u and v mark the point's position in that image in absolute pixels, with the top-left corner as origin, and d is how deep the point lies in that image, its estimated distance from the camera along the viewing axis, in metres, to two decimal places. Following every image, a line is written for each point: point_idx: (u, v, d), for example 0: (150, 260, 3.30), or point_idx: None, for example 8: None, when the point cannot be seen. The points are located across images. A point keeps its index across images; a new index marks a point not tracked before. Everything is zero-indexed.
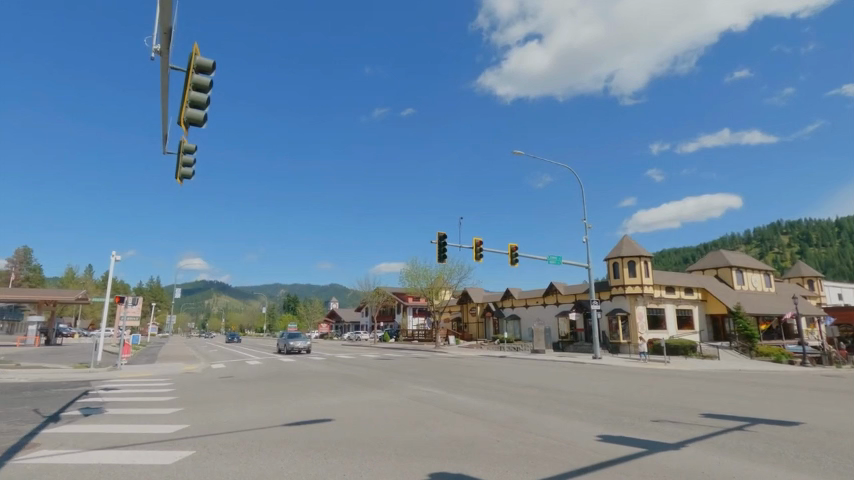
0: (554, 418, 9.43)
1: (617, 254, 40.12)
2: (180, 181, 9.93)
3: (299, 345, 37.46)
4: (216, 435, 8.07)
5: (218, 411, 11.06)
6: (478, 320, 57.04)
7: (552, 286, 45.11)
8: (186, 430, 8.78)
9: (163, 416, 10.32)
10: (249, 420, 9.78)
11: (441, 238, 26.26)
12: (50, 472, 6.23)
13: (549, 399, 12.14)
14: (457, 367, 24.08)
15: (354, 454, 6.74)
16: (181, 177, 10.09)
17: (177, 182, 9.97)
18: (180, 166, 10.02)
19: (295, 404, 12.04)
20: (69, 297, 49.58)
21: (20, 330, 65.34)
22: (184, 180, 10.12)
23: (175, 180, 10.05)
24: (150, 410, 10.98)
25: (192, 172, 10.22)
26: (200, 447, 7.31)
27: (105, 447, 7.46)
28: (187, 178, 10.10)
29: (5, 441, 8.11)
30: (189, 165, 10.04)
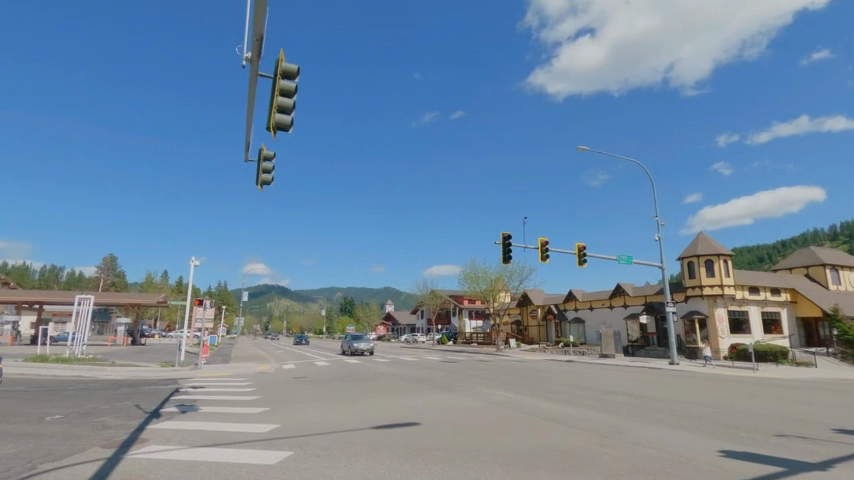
0: (658, 429, 8.66)
1: (691, 253, 37.58)
2: (261, 187, 10.14)
3: (362, 347, 38.06)
4: (309, 437, 8.11)
5: (302, 411, 11.21)
6: (539, 323, 55.49)
7: (619, 288, 43.00)
8: (278, 429, 8.93)
9: (252, 415, 10.59)
10: (335, 421, 9.81)
11: (506, 238, 25.69)
12: (164, 468, 6.42)
13: (642, 407, 11.30)
14: (526, 371, 23.29)
15: (454, 461, 6.46)
16: (261, 183, 10.27)
17: (258, 187, 10.17)
18: (261, 172, 10.25)
19: (373, 406, 11.98)
20: (151, 301, 53.43)
21: (109, 331, 71.38)
22: (264, 186, 10.32)
23: (256, 186, 10.25)
24: (239, 409, 11.35)
25: (272, 178, 10.38)
26: (298, 448, 7.34)
27: (208, 445, 7.69)
28: (267, 184, 10.28)
29: (117, 435, 8.56)
30: (269, 171, 10.27)
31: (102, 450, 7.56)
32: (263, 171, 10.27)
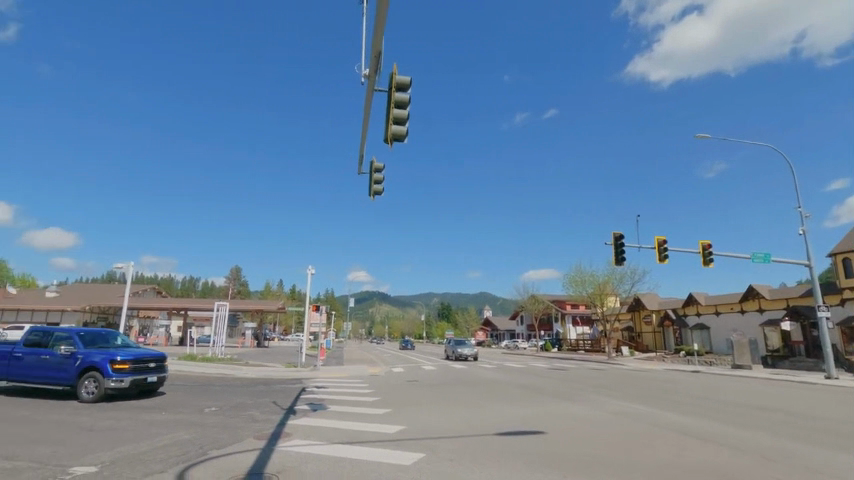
0: (834, 454, 7.39)
1: (847, 248, 31.98)
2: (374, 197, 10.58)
3: (466, 352, 38.09)
4: (436, 440, 8.22)
5: (423, 414, 11.46)
6: (654, 330, 51.10)
7: (752, 290, 38.02)
8: (405, 431, 9.20)
9: (377, 416, 11.06)
10: (457, 426, 9.86)
11: (617, 238, 24.08)
12: (312, 463, 6.89)
13: (804, 427, 9.76)
14: (649, 381, 21.47)
15: (595, 474, 6.09)
16: (373, 193, 10.67)
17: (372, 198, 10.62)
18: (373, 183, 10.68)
19: (492, 412, 11.84)
20: (272, 307, 58.79)
21: (237, 334, 79.94)
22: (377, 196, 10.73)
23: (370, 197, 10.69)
24: (364, 409, 11.93)
25: (383, 187, 10.77)
26: (429, 450, 7.47)
27: (344, 442, 8.16)
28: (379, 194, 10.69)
29: (265, 428, 9.45)
30: (380, 181, 10.66)
31: (255, 440, 8.37)
32: (374, 181, 10.66)
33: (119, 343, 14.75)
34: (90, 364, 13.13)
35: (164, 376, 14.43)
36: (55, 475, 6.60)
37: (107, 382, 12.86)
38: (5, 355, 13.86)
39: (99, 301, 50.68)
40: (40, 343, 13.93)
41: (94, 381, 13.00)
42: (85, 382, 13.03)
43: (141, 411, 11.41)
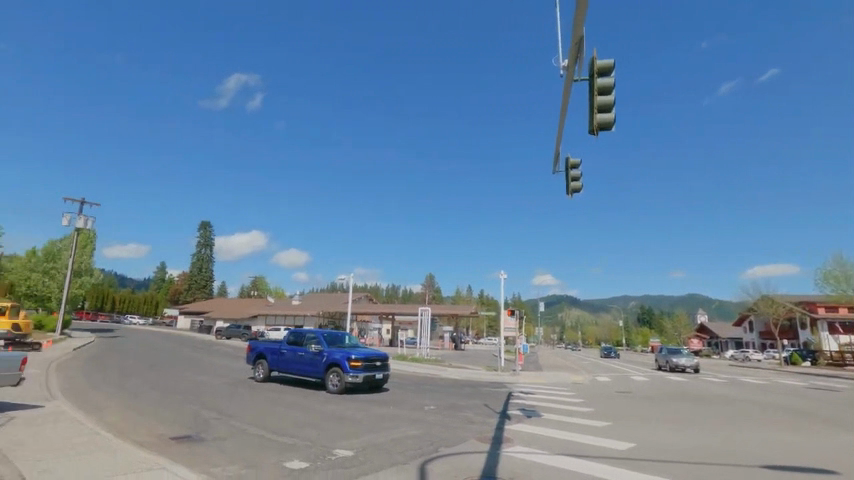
0: None
1: None
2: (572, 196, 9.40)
3: (684, 363, 33.20)
4: (680, 464, 7.13)
5: (651, 432, 10.20)
6: None
7: None
8: (636, 449, 8.26)
9: (597, 428, 10.26)
10: (700, 450, 8.43)
11: None
12: (542, 473, 6.66)
13: None
14: None
15: None
16: (571, 193, 9.20)
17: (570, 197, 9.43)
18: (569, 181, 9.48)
19: (741, 437, 9.81)
20: (466, 312, 61.45)
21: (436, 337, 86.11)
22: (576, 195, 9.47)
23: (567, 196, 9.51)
24: (580, 420, 11.23)
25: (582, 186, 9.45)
26: (673, 475, 6.51)
27: (569, 454, 7.72)
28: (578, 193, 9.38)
29: (485, 431, 9.65)
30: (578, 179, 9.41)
31: (479, 442, 8.58)
32: (572, 180, 9.24)
33: (351, 343, 17.15)
34: (333, 361, 15.53)
35: (388, 374, 16.21)
36: (325, 454, 7.84)
37: (346, 377, 15.02)
38: (275, 351, 17.42)
39: (329, 307, 60.66)
40: (297, 342, 17.13)
41: (336, 375, 15.33)
42: (330, 376, 15.45)
43: (375, 405, 12.98)
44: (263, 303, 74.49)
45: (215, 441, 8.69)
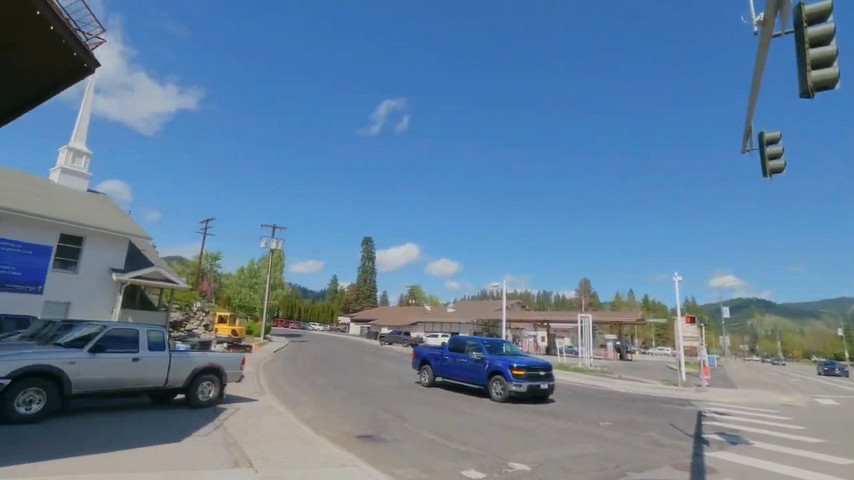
0: None
1: None
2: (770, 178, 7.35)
3: None
4: None
5: None
6: None
7: None
8: None
9: (840, 466, 8.06)
10: None
11: None
12: None
13: None
14: None
15: None
16: (769, 175, 7.31)
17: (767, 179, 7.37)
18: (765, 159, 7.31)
19: None
20: (632, 318, 55.92)
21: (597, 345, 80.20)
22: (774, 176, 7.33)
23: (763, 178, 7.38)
24: (809, 453, 9.03)
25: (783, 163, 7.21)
26: None
27: None
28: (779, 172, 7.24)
29: (679, 456, 8.38)
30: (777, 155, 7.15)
31: (675, 470, 7.44)
32: (769, 158, 7.32)
33: (511, 351, 16.81)
34: (495, 368, 15.39)
35: (553, 385, 15.42)
36: (500, 466, 7.64)
37: (510, 385, 14.72)
38: (438, 357, 18.00)
39: (483, 314, 61.23)
40: (458, 349, 17.44)
41: (500, 383, 15.12)
42: (494, 384, 15.31)
43: (543, 416, 12.42)
44: (421, 311, 78.72)
45: (394, 442, 9.19)
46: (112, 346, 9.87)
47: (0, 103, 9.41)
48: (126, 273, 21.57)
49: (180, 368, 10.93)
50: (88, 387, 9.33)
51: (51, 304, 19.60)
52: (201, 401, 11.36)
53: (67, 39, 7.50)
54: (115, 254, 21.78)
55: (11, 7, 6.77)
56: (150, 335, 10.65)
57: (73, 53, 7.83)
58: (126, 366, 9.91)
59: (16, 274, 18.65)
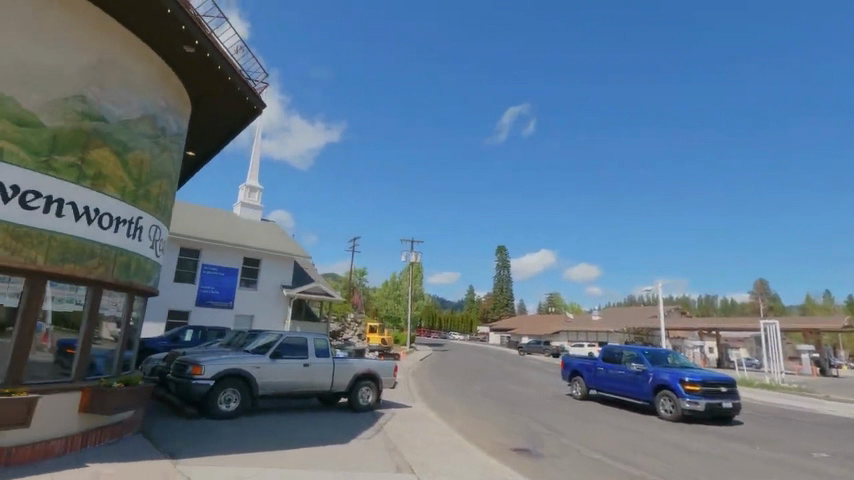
0: None
1: None
2: None
3: None
4: None
5: None
6: None
7: None
8: None
9: None
10: None
11: None
12: None
13: None
14: None
15: None
16: None
17: None
18: None
19: None
20: (834, 325, 45.49)
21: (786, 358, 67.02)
22: None
23: None
24: None
25: None
26: None
27: None
28: None
29: None
30: None
31: None
32: None
33: (679, 363, 14.75)
34: (662, 382, 13.62)
35: (738, 404, 13.07)
36: None
37: (682, 402, 12.86)
38: (591, 368, 16.65)
39: (635, 322, 55.86)
40: (613, 359, 15.90)
41: (669, 400, 13.33)
42: (661, 400, 13.54)
43: (730, 441, 10.51)
44: (563, 319, 74.91)
45: (553, 458, 8.59)
46: (287, 352, 11.10)
47: (202, 146, 11.36)
48: (293, 289, 24.55)
49: (342, 374, 11.83)
50: (271, 389, 10.61)
51: (240, 317, 23.16)
52: (362, 405, 12.12)
53: (242, 87, 8.73)
54: (284, 273, 24.92)
55: (200, 67, 8.11)
56: (316, 342, 11.74)
57: (246, 99, 9.08)
58: (299, 370, 11.07)
59: (214, 292, 22.48)
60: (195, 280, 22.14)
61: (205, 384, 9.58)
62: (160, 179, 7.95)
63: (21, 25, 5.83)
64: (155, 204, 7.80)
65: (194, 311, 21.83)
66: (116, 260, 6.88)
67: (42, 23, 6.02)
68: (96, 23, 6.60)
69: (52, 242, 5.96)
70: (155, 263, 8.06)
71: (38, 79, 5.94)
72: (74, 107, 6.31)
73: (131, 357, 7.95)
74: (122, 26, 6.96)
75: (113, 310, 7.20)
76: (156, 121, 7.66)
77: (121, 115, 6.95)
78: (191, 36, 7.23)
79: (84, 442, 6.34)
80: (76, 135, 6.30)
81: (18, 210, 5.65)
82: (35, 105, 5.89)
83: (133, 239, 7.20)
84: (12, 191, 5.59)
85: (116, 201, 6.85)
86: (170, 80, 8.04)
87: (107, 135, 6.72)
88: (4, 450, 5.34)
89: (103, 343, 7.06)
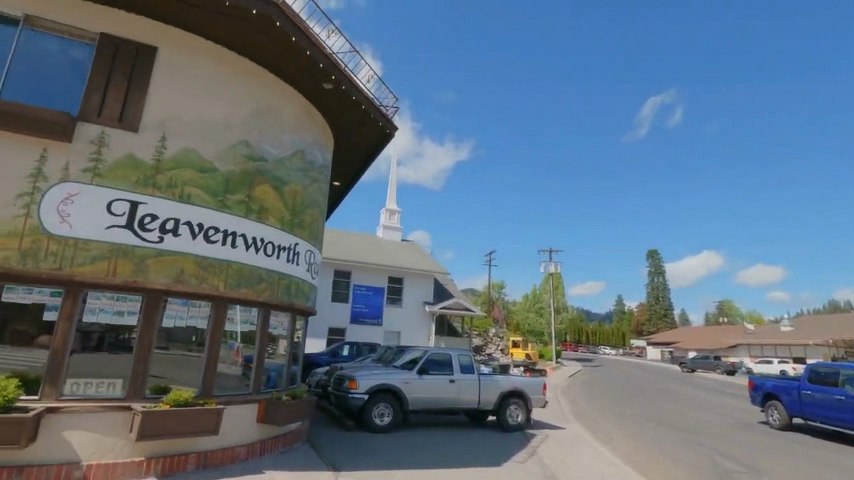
0: None
1: None
2: None
3: None
4: None
5: None
6: None
7: None
8: None
9: None
10: None
11: None
12: None
13: None
14: None
15: None
16: None
17: None
18: None
19: None
20: None
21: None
22: None
23: None
24: None
25: None
26: None
27: None
28: None
29: None
30: None
31: None
32: None
33: None
34: None
35: None
36: None
37: None
38: (792, 391, 13.53)
39: (842, 334, 45.24)
40: (825, 381, 12.69)
41: None
42: None
43: None
44: (739, 331, 64.14)
45: None
46: (433, 368, 11.15)
47: (345, 174, 12.23)
48: (435, 305, 25.22)
49: (489, 391, 11.47)
50: (420, 404, 10.73)
51: (389, 333, 24.45)
52: (512, 424, 11.56)
53: (374, 113, 9.16)
54: (425, 290, 25.78)
55: (338, 101, 8.71)
56: (461, 358, 11.61)
57: (378, 124, 9.50)
58: (446, 387, 11.02)
59: (365, 310, 24.14)
60: (348, 299, 24.05)
61: (360, 398, 10.07)
62: (312, 208, 8.69)
63: (198, 87, 6.86)
64: (309, 231, 8.52)
65: (349, 327, 23.65)
66: (279, 284, 7.61)
67: (213, 84, 7.02)
68: (253, 76, 7.50)
69: (229, 270, 6.79)
70: (311, 284, 8.77)
71: (213, 131, 6.91)
72: (241, 151, 7.19)
73: (297, 371, 8.68)
74: (273, 75, 7.80)
75: (281, 329, 7.95)
76: (305, 155, 8.41)
77: (277, 154, 7.74)
78: (328, 72, 7.80)
79: (262, 449, 7.05)
80: (245, 176, 7.17)
81: (204, 244, 6.58)
82: (212, 154, 6.85)
83: (292, 264, 7.92)
84: (198, 228, 6.56)
85: (277, 230, 7.62)
86: (313, 116, 8.78)
87: (267, 173, 7.52)
88: (202, 453, 6.18)
89: (276, 358, 7.83)
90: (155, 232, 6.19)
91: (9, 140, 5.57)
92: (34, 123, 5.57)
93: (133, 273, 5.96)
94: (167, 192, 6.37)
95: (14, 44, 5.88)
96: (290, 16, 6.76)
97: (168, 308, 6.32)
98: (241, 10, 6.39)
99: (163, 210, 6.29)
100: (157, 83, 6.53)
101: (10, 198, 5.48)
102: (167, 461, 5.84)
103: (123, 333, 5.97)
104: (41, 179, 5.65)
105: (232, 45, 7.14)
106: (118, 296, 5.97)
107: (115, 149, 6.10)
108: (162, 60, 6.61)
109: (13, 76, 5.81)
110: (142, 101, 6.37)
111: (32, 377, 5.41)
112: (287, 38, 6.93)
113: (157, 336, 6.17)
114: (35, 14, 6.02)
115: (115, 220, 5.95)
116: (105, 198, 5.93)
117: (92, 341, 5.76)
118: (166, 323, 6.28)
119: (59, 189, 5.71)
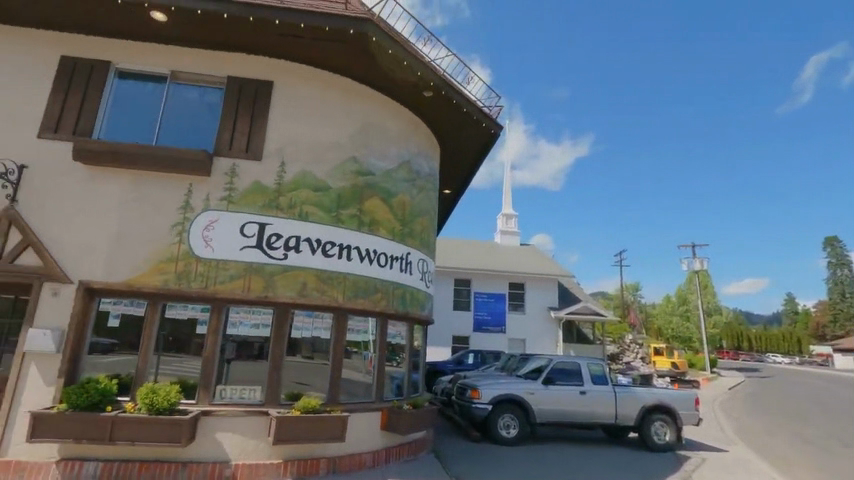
0: None
1: None
2: None
3: None
4: None
5: None
6: None
7: None
8: None
9: None
10: None
11: None
12: None
13: None
14: None
15: None
16: None
17: None
18: None
19: None
20: None
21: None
22: None
23: None
24: None
25: None
26: None
27: None
28: None
29: None
30: None
31: None
32: None
33: None
34: None
35: None
36: None
37: None
38: None
39: None
40: None
41: None
42: None
43: None
44: None
45: None
46: (560, 378, 10.37)
47: (454, 181, 12.19)
48: (561, 310, 23.85)
49: (627, 404, 10.29)
50: (549, 417, 10.04)
51: (513, 341, 23.75)
52: (658, 443, 10.19)
53: (477, 114, 8.92)
54: (549, 294, 24.61)
55: (440, 107, 8.68)
56: (591, 367, 10.63)
57: (482, 125, 9.23)
58: (576, 398, 10.17)
59: (488, 318, 23.79)
60: (470, 307, 23.97)
61: (484, 408, 9.75)
62: (422, 217, 8.75)
63: (309, 112, 7.34)
64: (420, 240, 8.57)
65: (473, 336, 23.49)
66: (394, 293, 7.72)
67: (322, 107, 7.46)
68: (357, 94, 7.81)
69: (346, 282, 7.07)
70: (426, 293, 8.79)
71: (325, 151, 7.32)
72: (351, 168, 7.51)
73: (419, 379, 8.72)
74: (376, 91, 8.05)
75: (399, 338, 8.05)
76: (411, 166, 8.51)
77: (384, 167, 7.94)
78: (426, 80, 7.81)
79: (388, 457, 7.16)
80: (355, 191, 7.46)
81: (322, 259, 6.95)
82: (325, 173, 7.26)
83: (405, 273, 8.00)
84: (317, 244, 6.96)
85: (389, 241, 7.77)
86: (416, 125, 8.87)
87: (376, 186, 7.74)
88: (331, 458, 6.45)
89: (396, 367, 7.94)
90: (279, 250, 6.71)
91: (164, 179, 6.53)
92: (182, 162, 6.46)
93: (264, 289, 6.52)
94: (288, 212, 6.88)
95: (165, 98, 6.93)
96: (385, 30, 6.90)
97: (295, 320, 6.77)
98: (340, 32, 6.69)
99: (286, 228, 6.80)
100: (274, 114, 7.14)
101: (167, 228, 6.40)
102: (301, 464, 6.21)
103: (260, 344, 6.53)
104: (189, 210, 6.51)
105: (336, 68, 7.52)
106: (253, 310, 6.57)
107: (243, 178, 6.78)
108: (277, 92, 7.23)
109: (165, 124, 6.83)
110: (263, 131, 7.01)
111: (191, 383, 6.18)
112: (383, 51, 7.08)
113: (287, 346, 6.64)
114: (178, 69, 7.03)
115: (247, 241, 6.59)
116: (239, 223, 6.60)
117: (247, 351, 6.47)
118: (295, 334, 6.73)
119: (202, 217, 6.51)
